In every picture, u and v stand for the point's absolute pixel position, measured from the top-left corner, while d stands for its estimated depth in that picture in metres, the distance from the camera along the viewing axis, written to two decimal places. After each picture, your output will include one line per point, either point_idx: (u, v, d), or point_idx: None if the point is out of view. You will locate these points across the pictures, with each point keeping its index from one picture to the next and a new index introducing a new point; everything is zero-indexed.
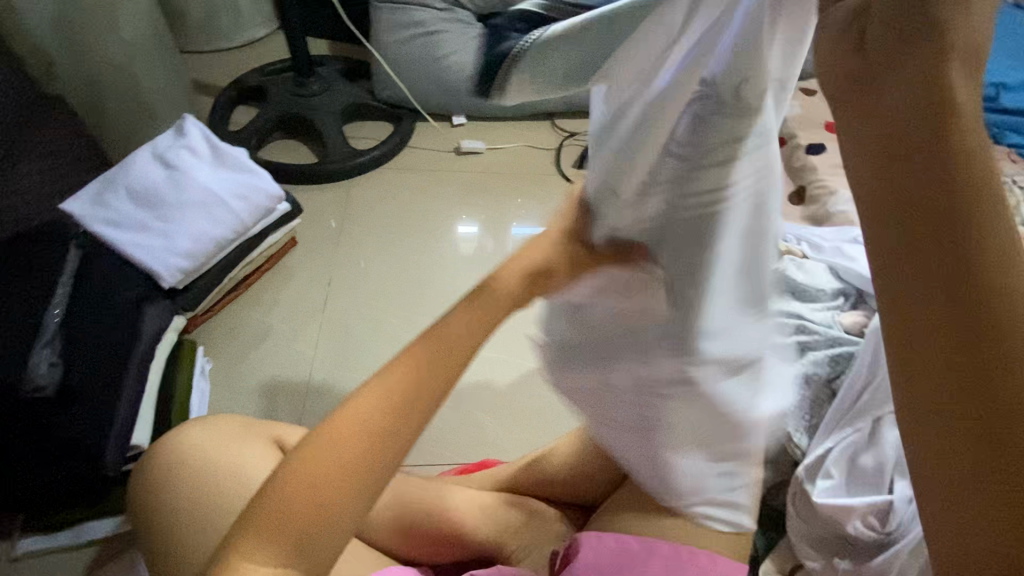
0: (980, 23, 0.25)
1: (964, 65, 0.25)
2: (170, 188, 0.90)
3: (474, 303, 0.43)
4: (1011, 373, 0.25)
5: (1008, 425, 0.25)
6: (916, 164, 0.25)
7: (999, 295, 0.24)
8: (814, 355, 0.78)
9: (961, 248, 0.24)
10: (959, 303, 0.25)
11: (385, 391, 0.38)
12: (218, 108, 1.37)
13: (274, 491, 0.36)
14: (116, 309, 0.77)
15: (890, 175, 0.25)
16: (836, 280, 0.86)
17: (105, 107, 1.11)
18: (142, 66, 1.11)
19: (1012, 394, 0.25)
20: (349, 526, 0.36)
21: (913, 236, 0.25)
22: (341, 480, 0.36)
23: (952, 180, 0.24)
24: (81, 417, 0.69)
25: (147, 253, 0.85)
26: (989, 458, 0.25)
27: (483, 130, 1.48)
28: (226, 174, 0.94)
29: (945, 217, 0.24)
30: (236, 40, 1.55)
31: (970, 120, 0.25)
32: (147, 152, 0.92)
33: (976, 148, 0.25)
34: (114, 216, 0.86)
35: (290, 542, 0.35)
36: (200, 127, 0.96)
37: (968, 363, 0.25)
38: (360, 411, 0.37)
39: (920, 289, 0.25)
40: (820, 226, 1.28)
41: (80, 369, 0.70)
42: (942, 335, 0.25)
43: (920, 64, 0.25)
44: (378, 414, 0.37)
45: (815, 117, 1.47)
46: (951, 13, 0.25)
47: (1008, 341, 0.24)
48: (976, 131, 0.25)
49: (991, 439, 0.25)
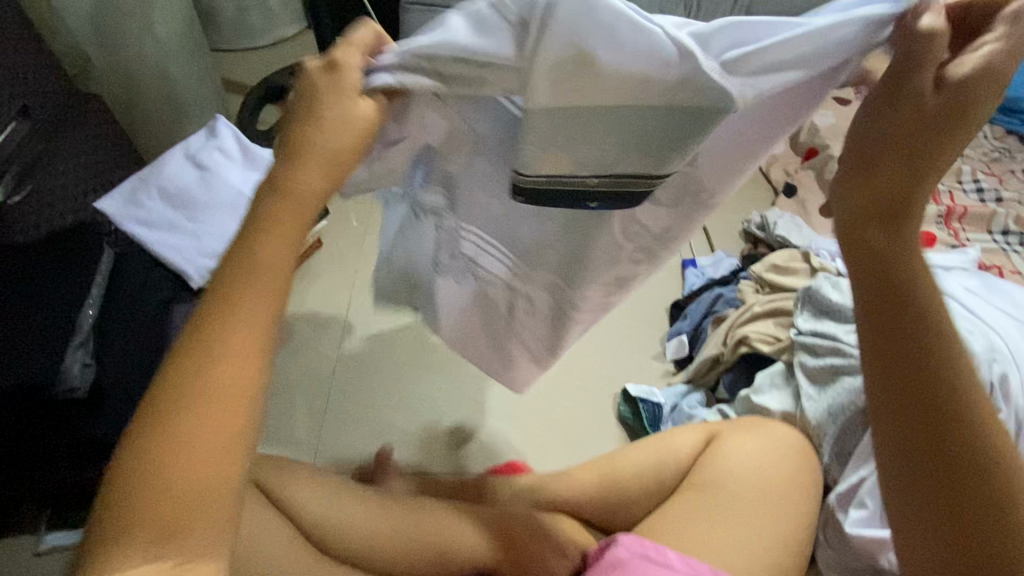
0: (905, 190, 0.43)
1: (891, 225, 0.45)
2: (201, 190, 0.90)
3: (279, 221, 0.43)
4: (930, 397, 0.44)
5: (932, 429, 0.44)
6: (871, 280, 0.46)
7: (922, 356, 0.44)
8: (850, 381, 0.76)
9: (900, 330, 0.45)
10: (899, 357, 0.45)
11: (238, 354, 0.39)
12: (248, 108, 1.38)
13: (140, 468, 0.36)
14: (146, 310, 0.77)
15: (863, 281, 0.46)
16: None
17: (139, 104, 1.12)
18: (176, 65, 1.13)
19: (934, 410, 0.44)
20: (230, 494, 0.37)
21: (873, 319, 0.46)
22: (213, 450, 0.37)
23: (888, 295, 0.45)
24: (109, 420, 0.70)
25: (179, 254, 0.86)
26: (922, 447, 0.45)
27: None
28: (256, 175, 0.94)
29: (884, 313, 0.45)
30: (265, 39, 1.57)
31: (896, 256, 0.45)
32: (181, 153, 0.93)
33: (901, 273, 0.45)
34: (146, 216, 0.87)
35: (167, 520, 0.35)
36: (233, 129, 0.96)
37: (906, 392, 0.45)
38: (214, 369, 0.38)
39: (880, 350, 0.46)
40: None
41: (113, 372, 0.71)
42: (893, 374, 0.45)
43: (870, 223, 0.45)
44: (238, 379, 0.38)
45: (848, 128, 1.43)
46: (889, 190, 0.44)
47: (928, 380, 0.44)
48: (901, 265, 0.45)
49: (921, 436, 0.45)
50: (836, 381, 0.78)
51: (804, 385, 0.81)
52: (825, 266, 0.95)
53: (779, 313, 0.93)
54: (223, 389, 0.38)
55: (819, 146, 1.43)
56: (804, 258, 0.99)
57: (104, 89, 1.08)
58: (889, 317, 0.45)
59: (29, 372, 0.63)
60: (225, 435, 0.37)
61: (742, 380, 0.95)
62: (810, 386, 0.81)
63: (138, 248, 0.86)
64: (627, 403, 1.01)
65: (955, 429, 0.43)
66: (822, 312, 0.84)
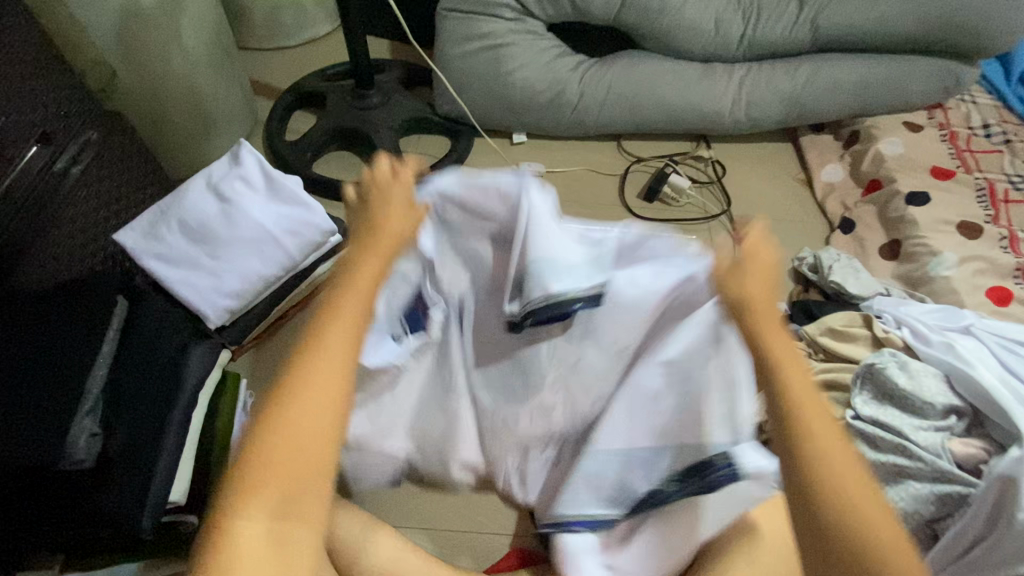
0: (778, 346, 0.52)
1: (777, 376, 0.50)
2: (223, 224, 0.86)
3: (334, 313, 0.50)
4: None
5: None
6: (790, 445, 0.47)
7: (853, 530, 0.43)
8: (917, 488, 0.68)
9: (822, 501, 0.44)
10: (818, 534, 0.44)
11: (306, 454, 0.45)
12: (277, 116, 1.30)
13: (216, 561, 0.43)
14: (162, 359, 0.74)
15: (780, 428, 0.48)
16: (950, 394, 0.74)
17: (167, 121, 1.08)
18: (204, 75, 1.10)
19: None
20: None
21: (797, 498, 0.46)
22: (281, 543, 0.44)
23: (808, 458, 0.46)
24: (115, 489, 0.66)
25: (197, 294, 0.83)
26: None
27: (545, 150, 1.39)
28: (278, 207, 0.90)
29: (805, 482, 0.45)
30: (297, 38, 1.48)
31: (801, 419, 0.47)
32: (202, 182, 0.88)
33: (806, 433, 0.47)
34: (166, 251, 0.83)
35: None
36: (257, 156, 0.90)
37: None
38: (295, 397, 0.46)
39: (802, 524, 0.45)
40: (915, 290, 1.15)
41: (120, 437, 0.67)
42: (823, 558, 0.44)
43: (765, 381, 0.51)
44: (306, 471, 0.45)
45: (918, 160, 1.31)
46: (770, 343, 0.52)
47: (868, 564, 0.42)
48: (799, 422, 0.47)
49: None
50: (899, 484, 0.70)
51: None
52: (890, 334, 0.86)
53: (834, 386, 0.84)
54: (301, 414, 0.46)
55: (883, 178, 1.30)
56: (865, 321, 0.89)
57: (128, 105, 1.04)
58: (809, 510, 0.45)
59: (36, 454, 0.59)
60: (310, 450, 0.45)
61: None
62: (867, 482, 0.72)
63: (157, 285, 0.84)
64: None
65: (810, 500, 0.45)
66: (885, 396, 0.76)
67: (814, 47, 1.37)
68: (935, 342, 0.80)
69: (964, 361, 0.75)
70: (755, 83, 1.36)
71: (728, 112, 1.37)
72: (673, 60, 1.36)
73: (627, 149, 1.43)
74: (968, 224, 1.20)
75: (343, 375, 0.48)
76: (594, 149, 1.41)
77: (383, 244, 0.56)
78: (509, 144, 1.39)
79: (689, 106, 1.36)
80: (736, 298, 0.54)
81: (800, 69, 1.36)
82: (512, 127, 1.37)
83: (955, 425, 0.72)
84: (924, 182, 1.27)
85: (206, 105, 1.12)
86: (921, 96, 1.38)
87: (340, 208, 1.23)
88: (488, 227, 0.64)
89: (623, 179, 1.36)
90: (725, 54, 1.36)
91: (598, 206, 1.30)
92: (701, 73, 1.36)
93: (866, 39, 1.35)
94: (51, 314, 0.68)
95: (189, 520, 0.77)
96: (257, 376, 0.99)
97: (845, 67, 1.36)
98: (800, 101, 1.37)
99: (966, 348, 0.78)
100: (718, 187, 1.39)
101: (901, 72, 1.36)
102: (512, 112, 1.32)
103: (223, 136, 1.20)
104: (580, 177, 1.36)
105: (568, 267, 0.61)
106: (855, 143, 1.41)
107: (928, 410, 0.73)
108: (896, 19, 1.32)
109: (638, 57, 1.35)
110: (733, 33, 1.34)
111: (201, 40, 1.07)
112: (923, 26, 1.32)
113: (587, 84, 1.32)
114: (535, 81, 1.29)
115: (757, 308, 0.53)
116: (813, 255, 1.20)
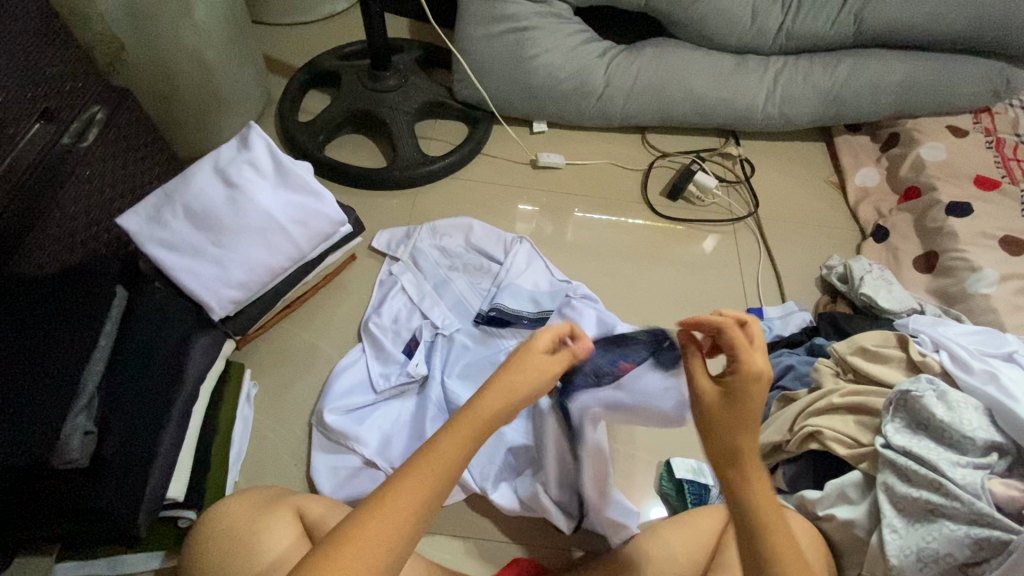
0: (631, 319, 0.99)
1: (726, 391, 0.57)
2: (229, 210, 0.82)
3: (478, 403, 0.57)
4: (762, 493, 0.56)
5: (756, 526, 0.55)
6: (725, 446, 0.57)
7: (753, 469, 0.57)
8: (952, 529, 0.64)
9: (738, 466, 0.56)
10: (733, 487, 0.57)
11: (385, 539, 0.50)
12: (289, 96, 1.26)
13: None
14: (164, 353, 0.73)
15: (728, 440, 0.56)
16: (993, 429, 0.69)
17: (176, 98, 1.04)
18: (215, 51, 1.05)
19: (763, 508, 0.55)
20: None
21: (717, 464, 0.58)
22: None
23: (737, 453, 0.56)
24: (115, 485, 0.66)
25: (200, 284, 0.80)
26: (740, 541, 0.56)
27: (566, 140, 1.34)
28: (288, 195, 0.86)
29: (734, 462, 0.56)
30: (314, 14, 1.42)
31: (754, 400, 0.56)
32: (208, 165, 0.84)
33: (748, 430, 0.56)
34: (170, 238, 0.80)
35: None
36: (266, 140, 0.86)
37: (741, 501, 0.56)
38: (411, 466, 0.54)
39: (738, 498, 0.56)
40: (950, 307, 1.09)
41: (118, 437, 0.66)
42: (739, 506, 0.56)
43: None
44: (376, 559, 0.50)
45: (961, 167, 1.23)
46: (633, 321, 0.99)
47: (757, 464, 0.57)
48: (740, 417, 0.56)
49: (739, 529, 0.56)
50: (932, 523, 0.66)
51: (890, 513, 0.68)
52: (927, 358, 0.80)
53: (863, 410, 0.79)
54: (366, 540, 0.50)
55: (922, 185, 1.23)
56: (899, 342, 0.84)
57: (137, 79, 0.99)
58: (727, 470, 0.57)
59: (27, 453, 0.58)
60: (378, 548, 0.50)
61: (807, 476, 0.82)
62: (896, 516, 0.68)
63: (161, 271, 0.81)
64: (670, 479, 0.88)
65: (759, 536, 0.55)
66: (919, 426, 0.72)
67: (857, 42, 1.29)
68: (978, 369, 0.74)
69: (1009, 394, 0.70)
70: (791, 78, 1.29)
71: (760, 108, 1.30)
72: (706, 51, 1.29)
73: (651, 142, 1.37)
74: (1011, 239, 1.14)
75: (427, 498, 0.53)
76: (617, 141, 1.36)
77: (494, 398, 0.56)
78: (528, 134, 1.34)
79: (720, 101, 1.29)
80: (728, 439, 0.56)
81: (840, 65, 1.28)
82: (532, 116, 1.31)
83: (995, 463, 0.67)
84: (966, 192, 1.20)
85: (216, 80, 1.08)
86: (968, 99, 1.30)
87: (351, 194, 1.19)
88: (486, 253, 1.08)
89: (647, 175, 1.30)
90: (761, 46, 1.29)
91: (617, 202, 1.25)
92: (735, 65, 1.28)
93: (913, 36, 1.26)
94: (40, 313, 0.65)
95: (188, 515, 0.75)
96: (262, 366, 0.96)
97: (889, 65, 1.28)
98: (838, 99, 1.30)
99: (1010, 379, 0.73)
100: (745, 187, 1.32)
101: (948, 72, 1.28)
102: (532, 100, 1.27)
103: (233, 114, 1.16)
104: (601, 171, 1.30)
105: (525, 279, 1.04)
106: (893, 147, 1.33)
107: (966, 446, 0.69)
108: (946, 16, 1.23)
109: (667, 47, 1.28)
110: (770, 25, 1.26)
111: (214, 13, 1.02)
112: (976, 23, 1.23)
113: (613, 72, 1.25)
114: (559, 69, 1.23)
115: (745, 452, 0.56)
116: (842, 264, 1.14)
